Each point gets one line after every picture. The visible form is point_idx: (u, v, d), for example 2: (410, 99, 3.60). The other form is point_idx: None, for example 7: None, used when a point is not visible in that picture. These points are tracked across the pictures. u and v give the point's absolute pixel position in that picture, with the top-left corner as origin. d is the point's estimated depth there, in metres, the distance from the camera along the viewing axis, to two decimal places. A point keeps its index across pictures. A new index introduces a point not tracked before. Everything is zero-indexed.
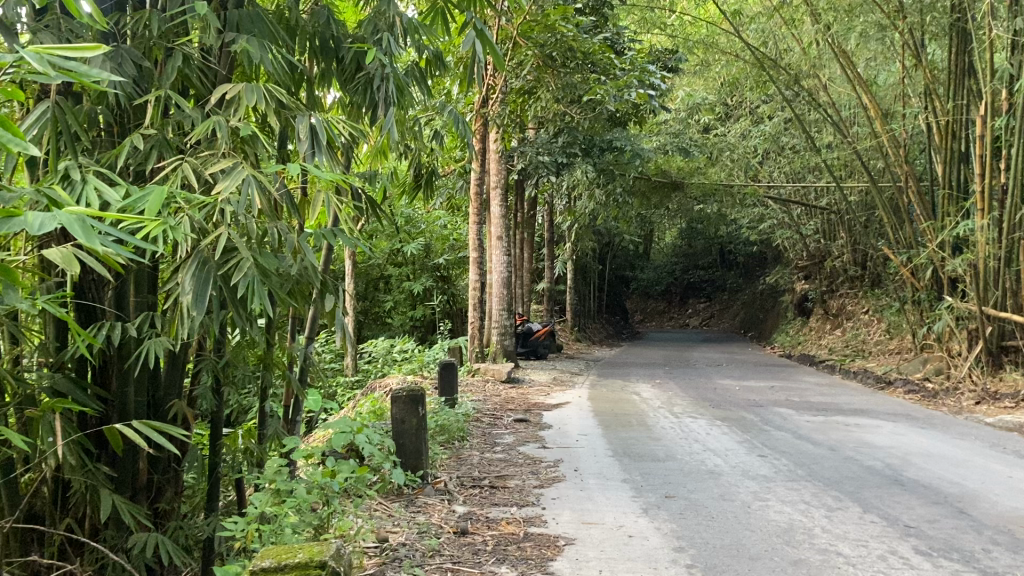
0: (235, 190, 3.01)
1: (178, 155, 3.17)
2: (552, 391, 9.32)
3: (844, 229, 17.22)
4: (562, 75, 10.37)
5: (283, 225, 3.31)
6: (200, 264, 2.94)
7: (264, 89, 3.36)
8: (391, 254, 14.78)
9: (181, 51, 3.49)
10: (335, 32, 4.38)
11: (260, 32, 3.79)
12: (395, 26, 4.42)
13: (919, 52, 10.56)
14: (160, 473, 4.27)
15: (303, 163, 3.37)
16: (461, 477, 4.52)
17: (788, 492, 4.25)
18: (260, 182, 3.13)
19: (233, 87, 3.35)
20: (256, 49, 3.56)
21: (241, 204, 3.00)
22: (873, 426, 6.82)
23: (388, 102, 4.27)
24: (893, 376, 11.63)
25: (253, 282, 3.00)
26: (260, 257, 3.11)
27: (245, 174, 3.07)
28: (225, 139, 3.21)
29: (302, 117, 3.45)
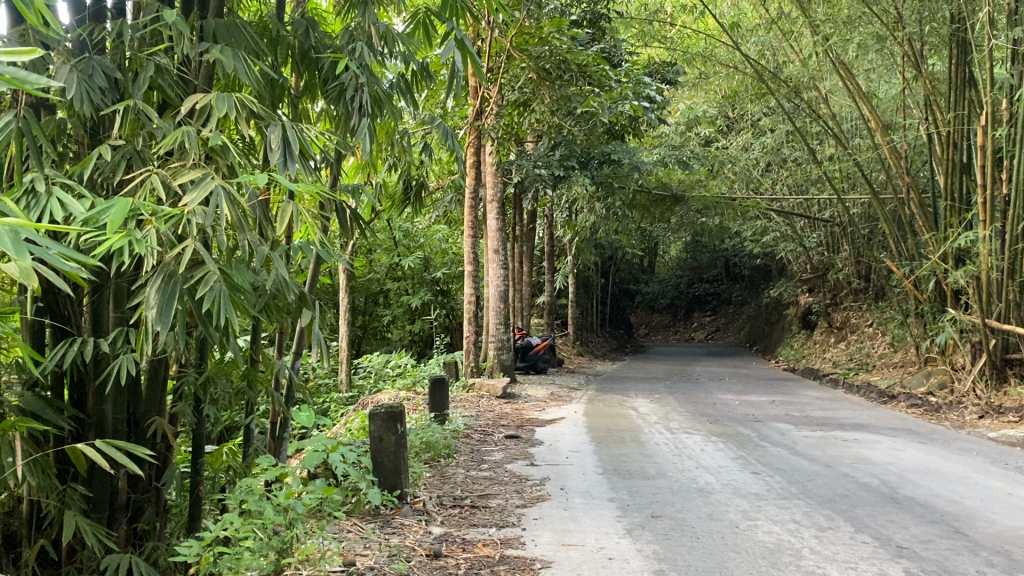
0: (202, 202, 2.86)
1: (146, 167, 3.06)
2: (547, 406, 9.22)
3: (847, 241, 17.10)
4: (556, 88, 10.29)
5: (256, 235, 3.17)
6: (166, 277, 2.81)
7: (235, 98, 3.25)
8: (390, 269, 14.73)
9: (151, 63, 3.41)
10: (314, 42, 4.32)
11: (236, 41, 3.70)
12: (373, 36, 4.36)
13: (919, 62, 10.51)
14: (139, 492, 4.11)
15: (274, 172, 3.25)
16: (442, 496, 4.41)
17: (779, 511, 4.13)
18: (229, 193, 2.98)
19: (204, 96, 3.23)
20: (229, 59, 3.45)
21: (208, 216, 2.85)
22: (873, 442, 6.69)
23: (363, 112, 4.17)
24: (896, 391, 11.48)
25: (220, 298, 2.87)
26: (229, 271, 2.98)
27: (213, 183, 2.92)
28: (194, 150, 3.10)
29: (274, 126, 3.34)
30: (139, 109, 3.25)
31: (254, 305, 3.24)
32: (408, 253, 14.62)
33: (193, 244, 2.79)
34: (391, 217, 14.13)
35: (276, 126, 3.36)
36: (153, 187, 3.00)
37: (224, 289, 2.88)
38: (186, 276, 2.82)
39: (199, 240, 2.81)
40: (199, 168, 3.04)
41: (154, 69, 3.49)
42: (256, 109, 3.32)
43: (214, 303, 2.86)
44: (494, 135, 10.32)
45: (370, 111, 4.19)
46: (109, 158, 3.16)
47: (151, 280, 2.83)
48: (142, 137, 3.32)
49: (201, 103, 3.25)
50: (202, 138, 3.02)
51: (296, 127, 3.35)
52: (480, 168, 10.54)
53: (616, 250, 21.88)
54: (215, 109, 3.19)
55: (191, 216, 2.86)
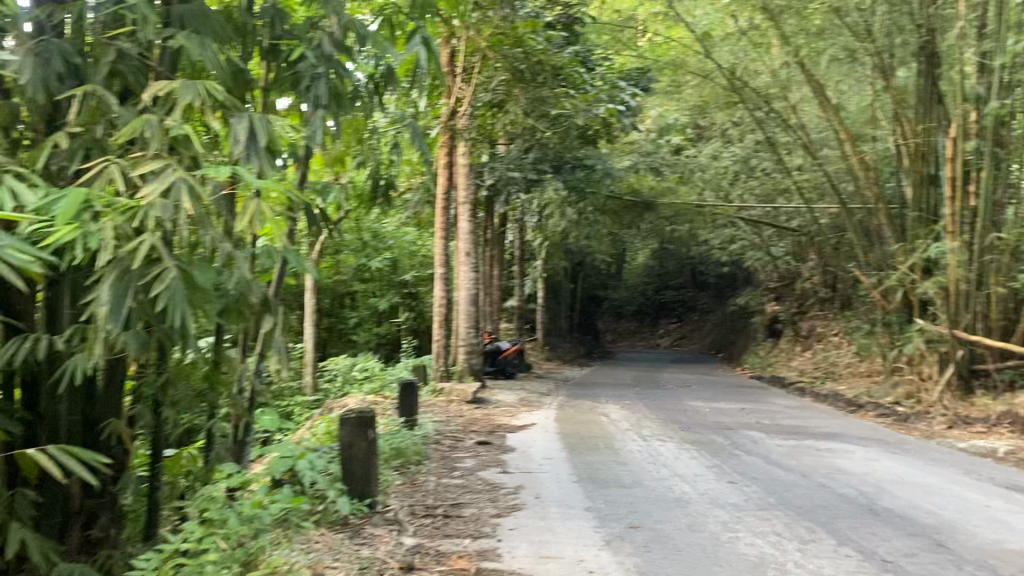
0: (160, 194, 2.68)
1: (103, 159, 2.89)
2: (518, 412, 9.08)
3: (814, 250, 17.17)
4: (531, 90, 10.28)
5: (218, 233, 2.99)
6: (119, 272, 2.64)
7: (202, 87, 3.08)
8: (358, 270, 14.51)
9: (112, 49, 3.23)
10: (280, 32, 4.10)
11: (205, 29, 3.52)
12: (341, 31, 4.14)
13: (889, 75, 10.55)
14: (92, 498, 3.91)
15: (238, 166, 3.07)
16: (414, 505, 4.26)
17: (759, 523, 4.04)
18: (191, 187, 2.81)
19: (168, 84, 3.06)
20: (196, 47, 3.27)
21: (166, 209, 2.67)
22: (846, 451, 6.65)
23: (318, 104, 4.01)
24: (864, 400, 11.53)
25: (177, 297, 2.67)
26: (188, 270, 2.80)
27: (173, 175, 2.75)
28: (155, 140, 2.94)
29: (239, 117, 3.16)
30: (99, 97, 3.08)
31: (216, 306, 3.07)
32: (375, 255, 14.44)
33: (149, 239, 2.61)
34: (359, 218, 13.92)
35: (243, 117, 3.19)
36: (111, 177, 2.83)
37: (181, 287, 2.70)
38: (139, 274, 2.64)
39: (156, 234, 2.64)
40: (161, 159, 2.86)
41: (116, 55, 3.31)
42: (223, 98, 3.15)
43: (169, 303, 2.67)
44: (466, 136, 10.18)
45: (326, 103, 4.05)
46: (65, 148, 2.98)
47: (104, 275, 2.66)
48: (103, 125, 3.13)
49: (164, 90, 3.08)
50: (168, 127, 2.85)
51: (263, 120, 3.19)
52: (452, 169, 10.38)
53: (586, 256, 21.83)
54: (179, 97, 3.02)
55: (150, 208, 2.69)
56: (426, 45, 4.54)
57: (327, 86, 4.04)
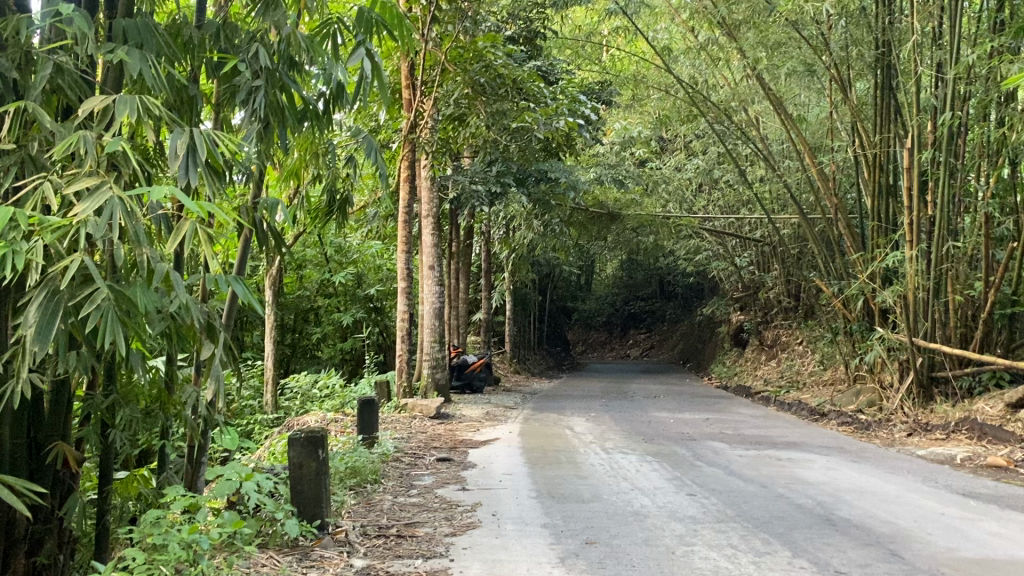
0: (92, 212, 2.59)
1: (35, 176, 2.80)
2: (482, 426, 9.03)
3: (777, 261, 17.23)
4: (491, 103, 10.16)
5: (155, 252, 2.91)
6: (48, 292, 2.56)
7: (139, 100, 3.00)
8: (322, 285, 14.39)
9: (48, 60, 3.10)
10: (222, 43, 4.03)
11: (148, 43, 3.42)
12: (283, 43, 4.04)
13: (846, 87, 10.69)
14: (40, 523, 3.80)
15: (176, 183, 2.99)
16: (367, 525, 4.20)
17: (716, 536, 4.03)
18: (126, 204, 2.72)
19: (104, 98, 2.97)
20: (136, 61, 3.17)
21: (98, 226, 2.58)
22: (806, 461, 6.69)
23: (255, 115, 3.84)
24: (826, 408, 11.64)
25: (109, 317, 2.59)
26: (120, 290, 2.71)
27: (107, 192, 2.66)
28: (89, 156, 2.85)
29: (178, 133, 3.07)
30: (32, 113, 2.98)
31: (154, 328, 2.98)
32: (339, 269, 14.36)
33: (79, 258, 2.53)
34: (323, 233, 13.84)
35: (181, 132, 3.10)
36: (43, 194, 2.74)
37: (114, 309, 2.62)
38: (69, 297, 2.55)
39: (88, 254, 2.56)
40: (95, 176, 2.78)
41: (52, 69, 3.18)
42: (161, 113, 3.07)
43: (100, 323, 2.58)
44: (428, 149, 10.18)
45: (264, 115, 3.89)
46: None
47: (33, 295, 2.58)
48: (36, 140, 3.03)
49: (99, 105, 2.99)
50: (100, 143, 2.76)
51: (202, 135, 3.11)
52: (414, 183, 10.35)
53: (553, 268, 21.87)
54: (115, 112, 2.93)
55: (82, 227, 2.60)
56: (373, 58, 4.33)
57: (267, 98, 3.87)
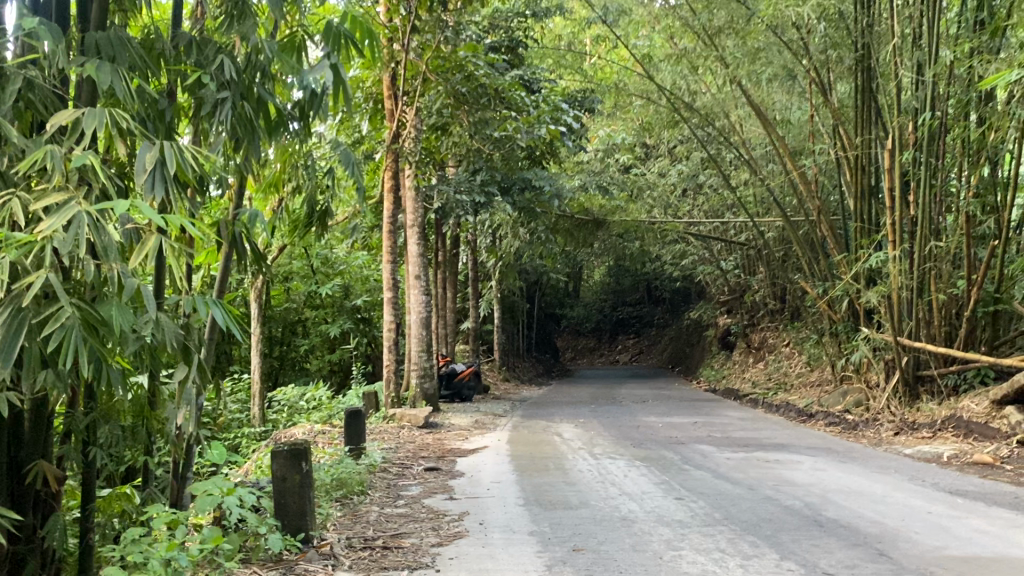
0: (59, 228, 2.58)
1: (4, 192, 2.78)
2: (471, 435, 9.01)
3: (763, 264, 17.25)
4: (473, 112, 10.17)
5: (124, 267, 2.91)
6: (13, 309, 2.55)
7: (108, 114, 2.99)
8: (309, 297, 14.36)
9: (18, 75, 3.09)
10: (195, 55, 4.00)
11: (119, 55, 3.41)
12: (251, 56, 4.03)
13: (826, 91, 10.76)
14: (22, 543, 3.74)
15: (145, 197, 2.98)
16: (352, 538, 4.17)
17: (703, 540, 4.03)
18: (94, 219, 2.72)
19: (73, 112, 2.96)
20: (106, 74, 3.16)
21: (65, 243, 2.56)
22: (794, 463, 6.69)
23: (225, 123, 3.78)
24: (815, 409, 11.67)
25: (73, 334, 2.58)
26: (86, 308, 2.70)
27: (74, 208, 2.65)
28: (57, 170, 2.83)
29: (148, 147, 3.07)
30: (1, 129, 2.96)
31: (124, 345, 2.98)
32: (325, 280, 14.33)
33: (44, 275, 2.51)
34: (308, 245, 13.81)
35: (151, 145, 3.09)
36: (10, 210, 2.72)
37: (79, 327, 2.60)
38: (35, 315, 2.54)
39: (53, 272, 2.55)
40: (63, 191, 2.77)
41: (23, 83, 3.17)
42: (130, 126, 3.06)
43: (65, 340, 2.58)
44: (412, 159, 10.19)
45: (235, 125, 3.84)
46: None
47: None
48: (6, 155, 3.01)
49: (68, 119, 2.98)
50: (68, 158, 2.75)
51: (172, 148, 3.10)
52: (398, 193, 10.36)
53: (540, 275, 21.89)
54: (83, 126, 2.92)
55: (49, 243, 2.58)
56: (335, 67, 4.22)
57: (235, 110, 3.86)
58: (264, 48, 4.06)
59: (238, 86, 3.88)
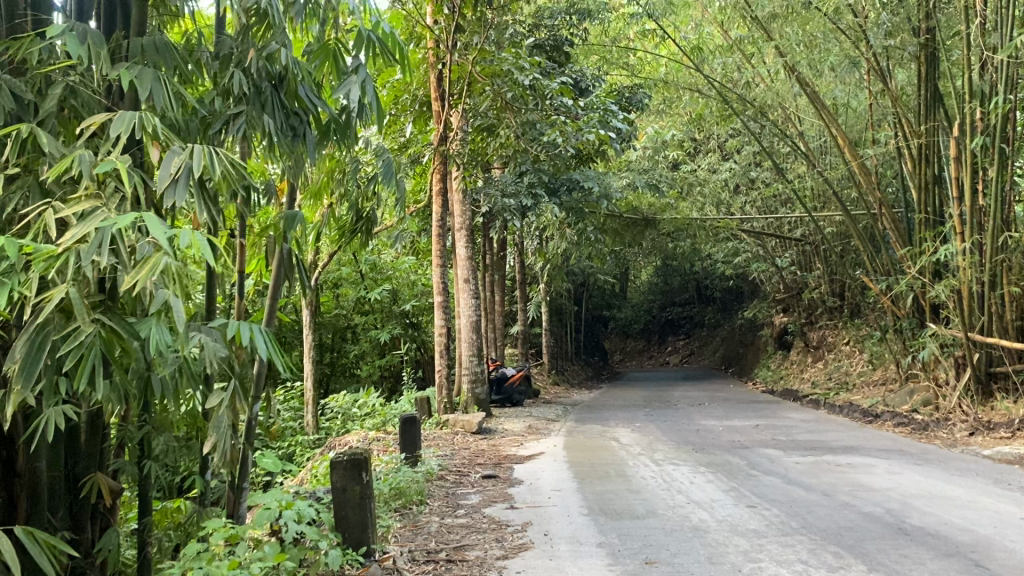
0: (78, 240, 2.41)
1: (36, 203, 2.68)
2: (526, 440, 8.84)
3: (819, 260, 16.82)
4: (521, 114, 10.07)
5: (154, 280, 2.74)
6: (35, 328, 2.44)
7: (138, 116, 2.84)
8: (358, 303, 14.36)
9: (60, 84, 2.99)
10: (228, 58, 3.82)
11: (165, 60, 3.32)
12: (267, 66, 3.76)
13: (887, 79, 10.40)
14: (81, 556, 3.65)
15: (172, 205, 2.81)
16: (414, 551, 4.04)
17: (783, 551, 3.80)
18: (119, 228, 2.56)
19: (104, 116, 2.83)
20: (145, 82, 3.03)
21: (86, 253, 2.40)
22: (868, 466, 6.38)
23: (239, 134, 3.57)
24: (880, 409, 11.25)
25: (94, 354, 2.43)
26: (111, 324, 2.55)
27: (96, 215, 2.49)
28: (86, 177, 2.70)
29: (177, 151, 2.89)
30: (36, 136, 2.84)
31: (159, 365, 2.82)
32: (374, 286, 14.31)
33: (63, 291, 2.37)
34: (357, 252, 13.81)
35: (180, 150, 2.92)
36: (42, 222, 2.61)
37: (102, 345, 2.46)
38: (54, 335, 2.41)
39: (74, 286, 2.40)
40: (90, 199, 2.63)
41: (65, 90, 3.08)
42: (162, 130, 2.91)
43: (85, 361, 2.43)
44: (458, 161, 10.06)
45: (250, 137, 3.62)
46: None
47: (21, 331, 2.46)
48: (40, 164, 2.89)
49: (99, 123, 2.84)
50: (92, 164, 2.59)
51: (203, 152, 2.91)
52: (446, 197, 10.25)
53: (588, 277, 21.65)
54: (113, 130, 2.78)
55: (70, 254, 2.44)
56: (362, 84, 4.03)
57: (252, 124, 3.66)
58: (281, 58, 3.77)
59: (253, 99, 3.67)
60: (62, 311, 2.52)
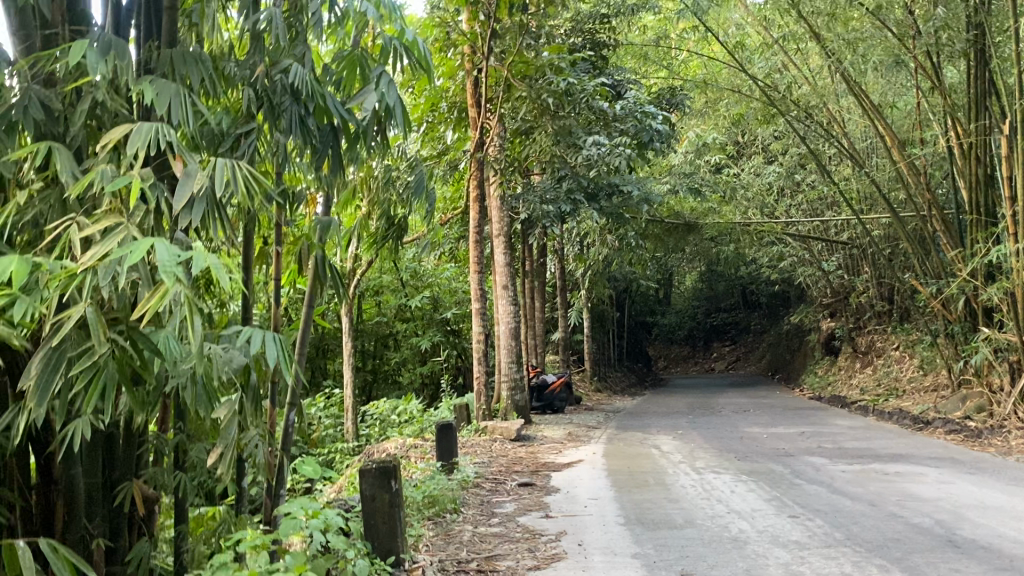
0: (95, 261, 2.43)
1: (59, 219, 2.71)
2: (565, 448, 8.77)
3: (867, 263, 16.46)
4: (556, 120, 10.12)
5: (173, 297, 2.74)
6: (51, 347, 2.45)
7: (156, 131, 2.87)
8: (399, 310, 14.45)
9: (87, 98, 3.04)
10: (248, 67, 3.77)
11: (190, 73, 3.36)
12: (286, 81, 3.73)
13: (936, 75, 10.15)
14: (117, 565, 3.66)
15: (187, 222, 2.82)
16: (445, 561, 4.01)
17: (824, 563, 3.68)
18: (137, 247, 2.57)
19: (124, 130, 2.85)
20: (165, 98, 3.06)
21: (104, 272, 2.41)
22: (917, 475, 6.18)
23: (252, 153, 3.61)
24: (931, 416, 10.93)
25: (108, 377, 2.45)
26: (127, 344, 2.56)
27: (115, 237, 2.51)
28: (108, 194, 2.73)
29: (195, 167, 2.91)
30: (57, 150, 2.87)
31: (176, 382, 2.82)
32: (415, 293, 14.35)
33: (81, 310, 2.37)
34: (398, 260, 13.89)
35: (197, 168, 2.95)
36: (63, 240, 2.64)
37: (115, 365, 2.47)
38: (71, 355, 2.42)
39: (91, 306, 2.40)
40: (111, 217, 2.66)
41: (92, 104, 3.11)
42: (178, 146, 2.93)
43: (100, 383, 2.45)
44: (496, 167, 10.07)
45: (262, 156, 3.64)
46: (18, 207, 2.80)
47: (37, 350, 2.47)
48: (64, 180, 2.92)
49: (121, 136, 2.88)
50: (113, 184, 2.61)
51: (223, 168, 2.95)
52: (484, 202, 10.25)
53: (631, 282, 21.49)
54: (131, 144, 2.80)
55: (89, 275, 2.44)
56: (382, 91, 3.95)
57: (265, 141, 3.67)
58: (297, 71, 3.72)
59: (268, 115, 3.69)
60: (79, 329, 2.55)
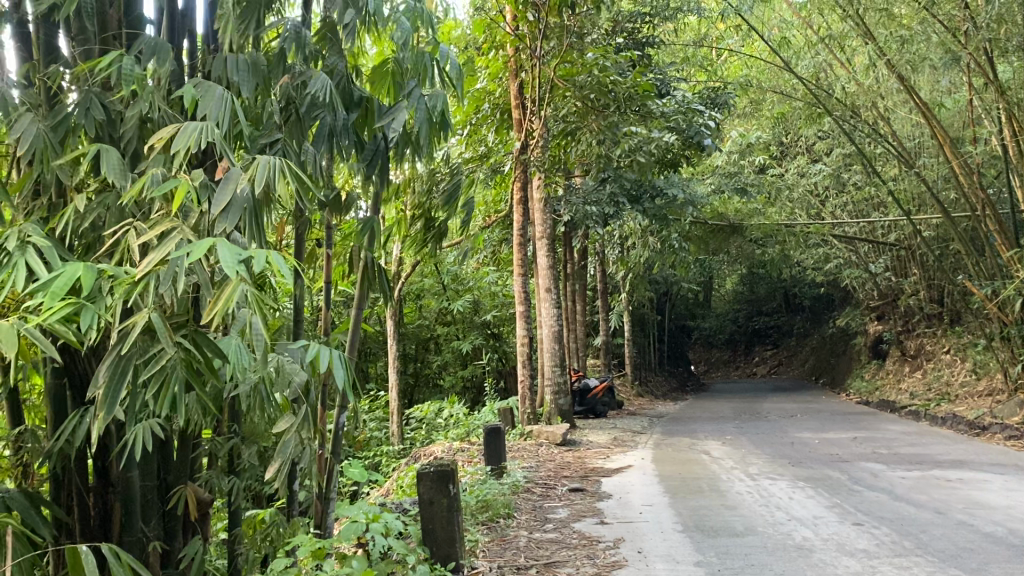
0: (156, 266, 2.38)
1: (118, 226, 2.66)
2: (612, 452, 8.66)
3: (916, 265, 16.10)
4: (605, 117, 9.84)
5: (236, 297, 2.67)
6: (119, 354, 2.43)
7: (203, 129, 2.75)
8: (440, 314, 14.45)
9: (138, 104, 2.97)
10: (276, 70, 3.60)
11: (242, 79, 3.34)
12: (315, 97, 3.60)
13: (991, 72, 9.88)
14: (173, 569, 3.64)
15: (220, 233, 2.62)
16: (503, 566, 3.94)
17: (897, 572, 3.54)
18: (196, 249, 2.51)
19: (170, 130, 2.75)
20: (210, 97, 2.95)
21: (167, 276, 2.37)
22: (981, 482, 5.97)
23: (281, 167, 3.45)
24: (988, 421, 10.61)
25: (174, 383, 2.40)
26: (192, 348, 2.52)
27: (174, 240, 2.44)
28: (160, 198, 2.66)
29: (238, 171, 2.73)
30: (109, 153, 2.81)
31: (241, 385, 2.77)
32: (456, 297, 14.34)
33: (145, 317, 2.33)
34: (439, 263, 13.86)
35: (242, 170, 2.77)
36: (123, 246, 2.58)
37: (180, 369, 2.42)
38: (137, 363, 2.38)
39: (154, 312, 2.36)
40: (167, 221, 2.59)
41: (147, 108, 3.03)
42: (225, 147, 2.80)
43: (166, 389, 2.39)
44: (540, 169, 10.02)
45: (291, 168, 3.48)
46: (76, 210, 2.77)
47: (104, 358, 2.44)
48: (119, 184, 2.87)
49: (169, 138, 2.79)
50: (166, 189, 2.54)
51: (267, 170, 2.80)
52: (527, 205, 10.19)
53: (671, 285, 21.29)
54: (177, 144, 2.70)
55: (150, 279, 2.39)
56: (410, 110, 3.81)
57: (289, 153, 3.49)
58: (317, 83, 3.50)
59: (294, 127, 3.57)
60: (144, 335, 2.51)
